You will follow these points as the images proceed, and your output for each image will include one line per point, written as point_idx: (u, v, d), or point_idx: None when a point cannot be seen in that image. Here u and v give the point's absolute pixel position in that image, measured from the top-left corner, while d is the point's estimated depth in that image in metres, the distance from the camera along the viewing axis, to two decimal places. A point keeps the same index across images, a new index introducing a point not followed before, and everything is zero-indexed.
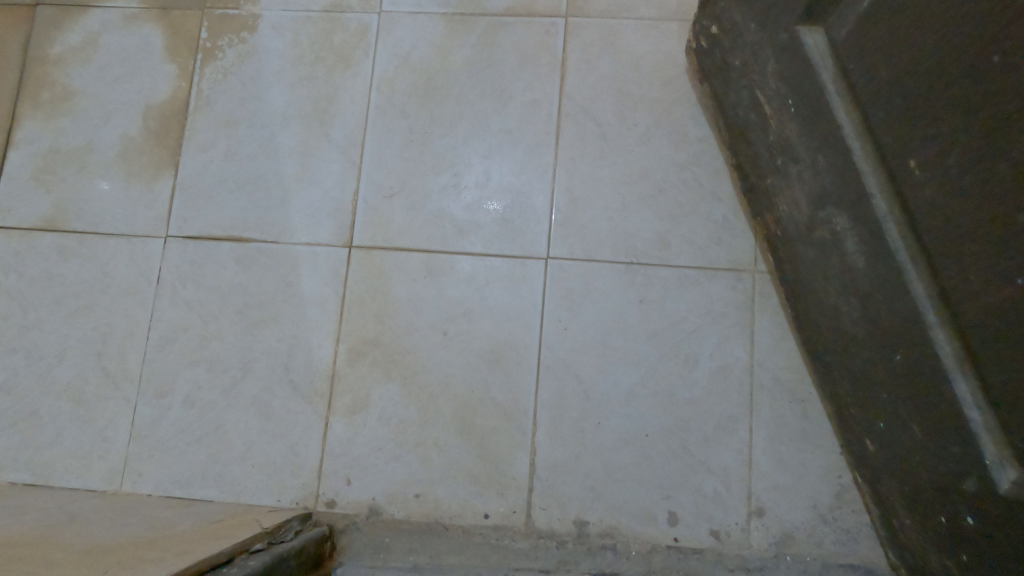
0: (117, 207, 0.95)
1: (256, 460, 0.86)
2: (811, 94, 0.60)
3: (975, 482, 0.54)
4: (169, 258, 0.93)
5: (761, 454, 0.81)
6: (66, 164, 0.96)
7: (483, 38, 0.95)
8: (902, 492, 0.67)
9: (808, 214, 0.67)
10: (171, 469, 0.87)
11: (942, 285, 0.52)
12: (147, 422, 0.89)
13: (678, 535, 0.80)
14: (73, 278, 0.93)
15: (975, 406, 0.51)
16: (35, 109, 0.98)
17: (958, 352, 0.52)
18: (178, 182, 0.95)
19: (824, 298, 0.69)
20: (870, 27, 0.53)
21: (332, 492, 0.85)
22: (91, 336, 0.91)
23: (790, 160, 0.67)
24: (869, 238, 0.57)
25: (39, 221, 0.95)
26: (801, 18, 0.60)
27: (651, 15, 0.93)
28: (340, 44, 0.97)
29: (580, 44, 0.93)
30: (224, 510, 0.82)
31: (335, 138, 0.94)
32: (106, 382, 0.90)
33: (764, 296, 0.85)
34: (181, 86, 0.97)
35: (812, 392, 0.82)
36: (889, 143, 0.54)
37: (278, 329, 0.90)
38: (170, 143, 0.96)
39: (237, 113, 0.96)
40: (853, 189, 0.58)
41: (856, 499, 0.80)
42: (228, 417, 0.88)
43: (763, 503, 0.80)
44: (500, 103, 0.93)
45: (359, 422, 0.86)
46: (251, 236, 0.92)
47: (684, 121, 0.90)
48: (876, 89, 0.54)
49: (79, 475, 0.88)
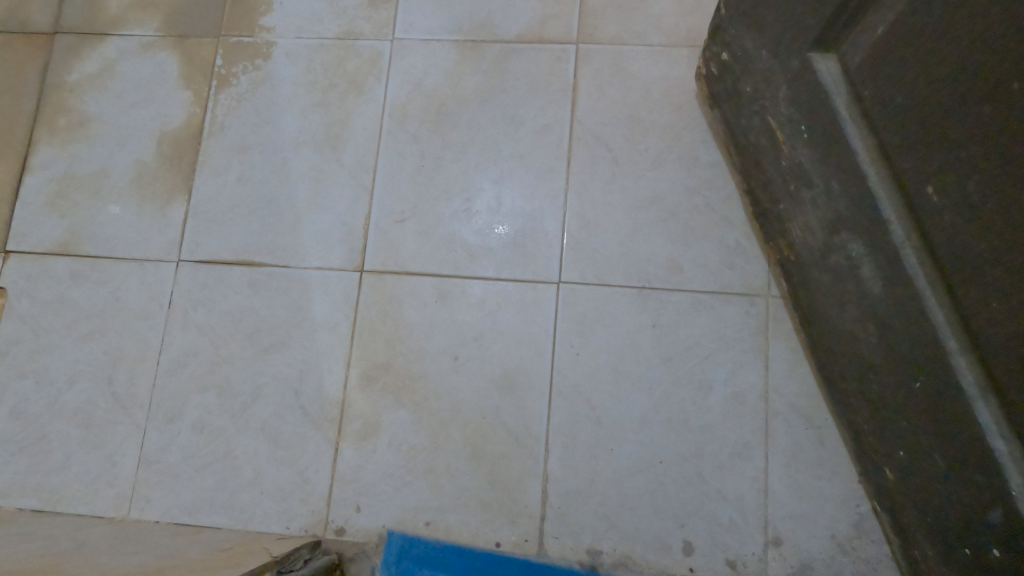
0: (130, 231, 0.95)
1: (266, 487, 0.86)
2: (824, 120, 0.60)
3: (1001, 514, 0.53)
4: (181, 283, 0.93)
5: (777, 482, 0.80)
6: (81, 190, 0.97)
7: (495, 65, 0.96)
8: (925, 523, 0.65)
9: (823, 240, 0.67)
10: (179, 495, 0.86)
11: (962, 312, 0.51)
12: (156, 448, 0.88)
13: (693, 565, 0.79)
14: (86, 303, 0.93)
15: (1000, 436, 0.50)
16: (51, 135, 1.00)
17: (980, 380, 0.51)
18: (191, 207, 0.95)
19: (840, 325, 0.69)
20: (885, 53, 0.53)
21: (341, 519, 0.84)
22: (102, 360, 0.91)
23: (804, 186, 0.67)
24: (886, 264, 0.57)
25: (53, 245, 0.95)
26: (814, 45, 0.60)
27: (661, 41, 0.94)
28: (353, 70, 0.98)
29: (591, 70, 0.94)
30: (232, 537, 0.81)
31: (347, 163, 0.95)
32: (116, 407, 0.90)
33: (777, 321, 0.84)
34: (195, 112, 0.98)
35: (828, 419, 0.81)
36: (904, 169, 0.53)
37: (289, 354, 0.89)
38: (184, 168, 0.97)
39: (250, 139, 0.97)
40: (869, 215, 0.57)
41: (875, 528, 0.78)
42: (238, 442, 0.87)
43: (780, 533, 0.79)
44: (512, 128, 0.93)
45: (368, 448, 0.86)
46: (262, 261, 0.92)
47: (695, 146, 0.90)
48: (891, 115, 0.54)
49: (86, 501, 0.87)
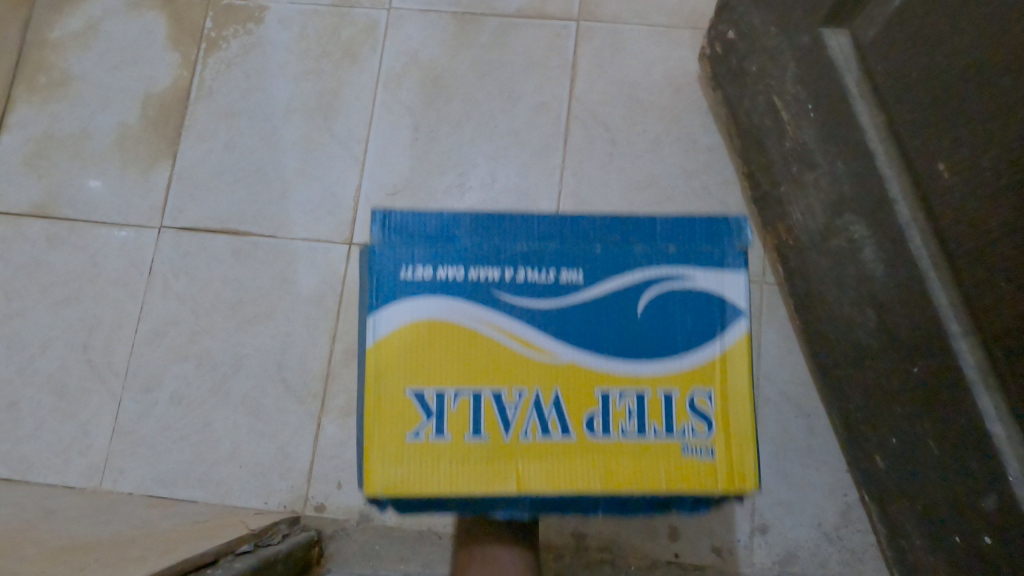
0: (111, 195, 0.92)
1: (244, 461, 0.83)
2: (832, 97, 0.61)
3: (994, 501, 0.52)
4: (163, 251, 0.90)
5: (766, 469, 0.80)
6: (60, 151, 0.94)
7: (493, 38, 0.94)
8: (914, 510, 0.65)
9: (823, 223, 0.66)
10: (154, 467, 0.84)
11: (965, 295, 0.50)
12: (132, 418, 0.85)
13: (679, 551, 0.78)
14: (61, 267, 0.90)
15: (998, 421, 0.50)
16: (30, 93, 0.96)
17: (980, 363, 0.50)
18: (175, 172, 0.92)
19: (837, 309, 0.68)
20: (901, 27, 0.53)
21: (321, 496, 0.82)
22: (77, 326, 0.88)
23: (807, 167, 0.66)
24: (890, 247, 0.56)
25: (29, 207, 0.92)
26: (826, 20, 0.60)
27: (663, 22, 0.93)
28: (347, 38, 0.95)
29: (591, 48, 0.92)
30: (208, 510, 0.79)
31: (339, 132, 0.92)
32: (91, 375, 0.87)
33: (771, 308, 0.84)
34: (183, 75, 0.95)
35: (818, 407, 0.81)
36: (912, 147, 0.53)
37: (272, 326, 0.87)
38: (169, 132, 0.94)
39: (239, 104, 0.94)
40: (874, 194, 0.57)
41: (861, 518, 0.78)
42: (217, 414, 0.85)
43: (766, 520, 0.78)
44: (508, 104, 0.91)
45: (352, 424, 0.84)
46: (248, 230, 0.90)
47: (694, 129, 0.89)
48: (903, 92, 0.53)
49: (57, 471, 0.84)
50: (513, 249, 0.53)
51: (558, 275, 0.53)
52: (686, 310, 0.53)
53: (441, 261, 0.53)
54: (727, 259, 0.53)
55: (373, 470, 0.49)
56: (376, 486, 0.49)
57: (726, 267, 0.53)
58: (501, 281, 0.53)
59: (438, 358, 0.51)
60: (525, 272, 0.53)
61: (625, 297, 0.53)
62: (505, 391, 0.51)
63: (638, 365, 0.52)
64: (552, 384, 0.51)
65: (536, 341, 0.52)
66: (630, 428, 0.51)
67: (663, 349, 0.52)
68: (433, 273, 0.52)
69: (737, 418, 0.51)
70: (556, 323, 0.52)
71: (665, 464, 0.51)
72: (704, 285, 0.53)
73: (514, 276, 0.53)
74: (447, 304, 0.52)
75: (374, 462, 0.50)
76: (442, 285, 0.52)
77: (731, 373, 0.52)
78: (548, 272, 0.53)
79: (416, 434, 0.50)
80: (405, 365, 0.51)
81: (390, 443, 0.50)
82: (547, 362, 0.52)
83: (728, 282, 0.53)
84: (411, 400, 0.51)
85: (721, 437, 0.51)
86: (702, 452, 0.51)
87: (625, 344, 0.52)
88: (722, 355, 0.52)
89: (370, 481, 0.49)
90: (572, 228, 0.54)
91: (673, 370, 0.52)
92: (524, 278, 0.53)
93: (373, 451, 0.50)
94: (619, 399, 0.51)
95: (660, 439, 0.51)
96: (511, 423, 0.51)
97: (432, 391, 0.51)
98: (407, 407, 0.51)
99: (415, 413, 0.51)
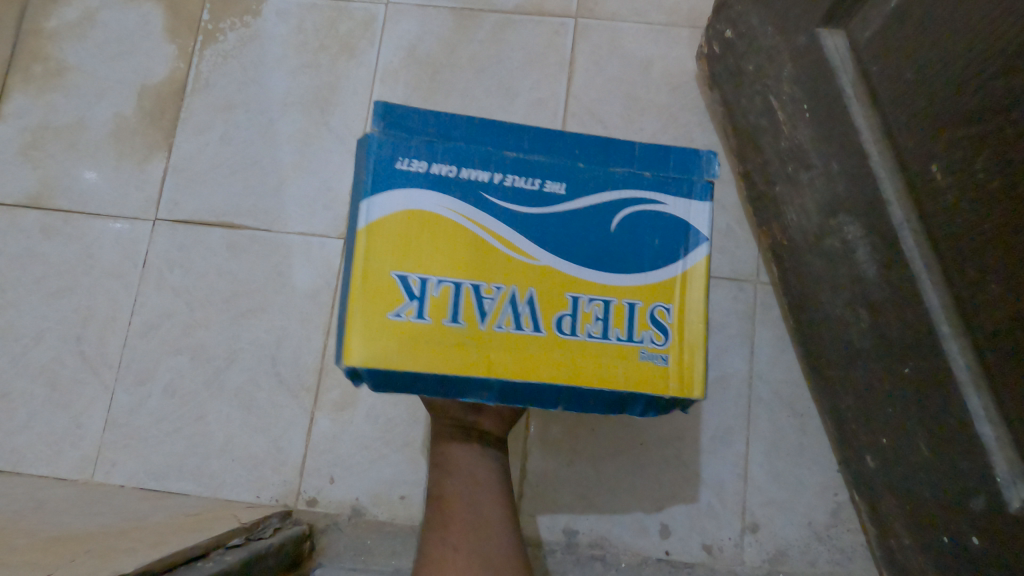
0: (106, 187, 0.92)
1: (237, 454, 0.83)
2: (828, 99, 0.61)
3: (983, 502, 0.53)
4: (158, 243, 0.90)
5: (757, 468, 0.80)
6: (56, 141, 0.93)
7: (491, 34, 0.93)
8: (903, 510, 0.65)
9: (818, 222, 0.66)
10: (147, 460, 0.84)
11: (957, 297, 0.51)
12: (125, 410, 0.85)
13: (670, 548, 0.78)
14: (55, 258, 0.90)
15: (988, 422, 0.50)
16: (26, 83, 0.95)
17: (971, 365, 0.51)
18: (171, 165, 0.92)
19: (830, 309, 0.68)
20: (896, 27, 0.53)
21: (314, 490, 0.82)
22: (70, 318, 0.88)
23: (803, 167, 0.67)
24: (883, 248, 0.57)
25: (24, 197, 0.92)
26: (823, 21, 0.60)
27: (661, 20, 0.93)
28: (345, 33, 0.95)
29: (589, 46, 0.92)
30: (200, 503, 0.79)
31: (335, 127, 0.92)
32: (84, 366, 0.87)
33: (764, 308, 0.84)
34: (180, 67, 0.95)
35: (810, 406, 0.81)
36: (906, 150, 0.53)
37: (266, 320, 0.87)
38: (165, 124, 0.93)
39: (235, 97, 0.94)
40: (869, 195, 0.57)
41: (852, 518, 0.78)
42: (210, 407, 0.85)
43: (757, 519, 0.79)
44: (505, 100, 0.91)
45: (345, 419, 0.84)
46: (243, 223, 0.90)
47: (690, 127, 0.89)
48: (897, 92, 0.54)
49: (49, 463, 0.84)
50: (504, 155, 0.54)
51: (542, 184, 0.54)
52: (654, 230, 0.55)
53: (438, 159, 0.53)
54: (695, 188, 0.56)
55: (353, 343, 0.50)
56: (355, 358, 0.50)
57: (694, 197, 0.56)
58: (491, 184, 0.53)
59: (425, 249, 0.52)
60: (514, 178, 0.54)
61: (600, 211, 0.54)
62: (486, 284, 0.52)
63: (606, 273, 0.54)
64: (529, 283, 0.53)
65: (518, 242, 0.53)
66: (596, 331, 0.53)
67: (631, 262, 0.54)
68: (428, 169, 0.53)
69: (691, 329, 0.54)
70: (537, 228, 0.53)
71: (621, 366, 0.53)
72: (673, 211, 0.55)
73: (504, 180, 0.54)
74: (439, 199, 0.52)
75: (355, 336, 0.50)
76: (436, 181, 0.53)
77: (688, 290, 0.55)
78: (535, 179, 0.54)
79: (397, 314, 0.51)
80: (391, 251, 0.52)
81: (371, 321, 0.51)
82: (527, 265, 0.53)
83: (695, 211, 0.55)
84: (395, 284, 0.51)
85: (675, 346, 0.54)
86: (657, 359, 0.53)
87: (597, 254, 0.54)
88: (681, 275, 0.55)
89: (350, 352, 0.50)
90: (558, 140, 0.55)
91: (637, 282, 0.54)
92: (513, 183, 0.54)
93: (356, 326, 0.50)
94: (588, 302, 0.53)
95: (619, 343, 0.53)
96: (489, 315, 0.52)
97: (417, 277, 0.52)
98: (390, 289, 0.51)
99: (399, 296, 0.51)
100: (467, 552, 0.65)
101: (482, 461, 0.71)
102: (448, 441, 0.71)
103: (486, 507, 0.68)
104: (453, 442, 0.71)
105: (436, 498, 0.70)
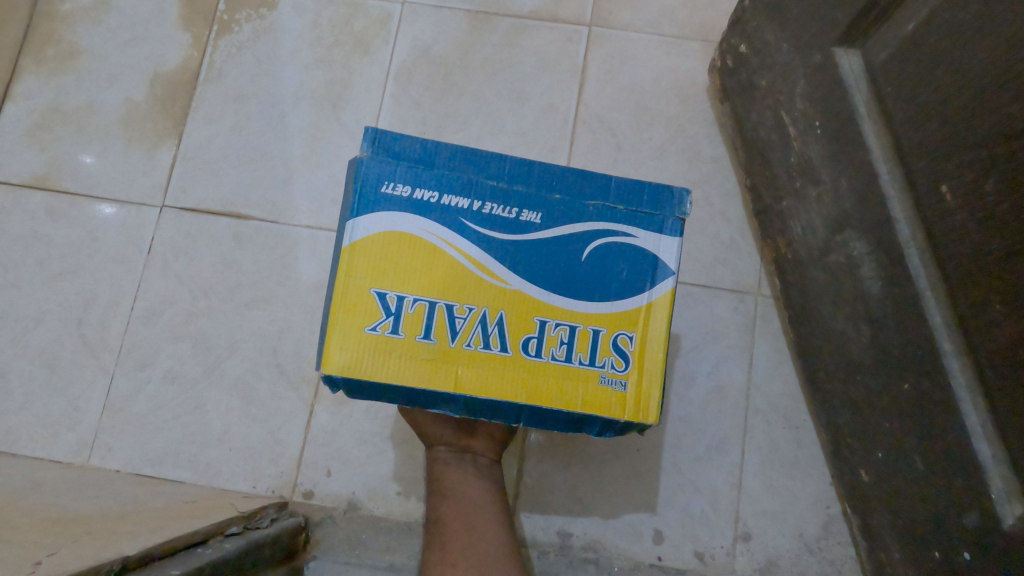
0: (114, 171, 0.92)
1: (235, 444, 0.83)
2: (840, 117, 0.62)
3: (976, 518, 0.54)
4: (164, 229, 0.90)
5: (751, 478, 0.81)
6: (65, 124, 0.93)
7: (505, 38, 0.94)
8: (894, 524, 0.66)
9: (824, 238, 0.68)
10: (143, 446, 0.84)
11: (960, 314, 0.52)
12: (123, 395, 0.85)
13: (662, 554, 0.79)
14: (60, 240, 0.90)
15: (985, 439, 0.51)
16: (37, 65, 0.95)
17: (970, 382, 0.52)
18: (180, 152, 0.92)
19: (831, 324, 0.69)
20: (912, 50, 0.54)
21: (310, 483, 0.82)
22: (73, 301, 0.88)
23: (811, 182, 0.68)
24: (888, 265, 0.58)
25: (30, 178, 0.91)
26: (839, 40, 0.62)
27: (674, 32, 0.94)
28: (360, 29, 0.96)
29: (601, 54, 0.93)
30: (196, 491, 0.79)
31: (346, 122, 0.93)
32: (84, 350, 0.86)
33: (764, 320, 0.85)
34: (193, 56, 0.95)
35: (806, 420, 0.82)
36: (915, 169, 0.55)
37: (270, 311, 0.87)
38: (176, 112, 0.93)
39: (248, 88, 0.94)
40: (876, 213, 0.59)
41: (843, 531, 0.79)
42: (209, 396, 0.85)
43: (749, 528, 0.80)
44: (517, 104, 0.92)
45: (344, 413, 0.84)
46: (250, 214, 0.90)
47: (699, 139, 0.90)
48: (909, 112, 0.55)
49: (44, 445, 0.83)
50: (482, 182, 0.53)
51: (518, 213, 0.53)
52: (622, 262, 0.54)
53: (421, 184, 0.53)
54: (666, 224, 0.54)
55: (331, 350, 0.50)
56: (331, 365, 0.50)
57: (664, 232, 0.54)
58: (471, 210, 0.53)
59: (402, 267, 0.52)
60: (492, 206, 0.53)
61: (573, 241, 0.54)
62: (459, 303, 0.52)
63: (574, 300, 0.53)
64: (499, 305, 0.52)
65: (491, 266, 0.53)
66: (560, 355, 0.53)
67: (598, 291, 0.53)
68: (411, 193, 0.52)
69: (652, 358, 0.53)
70: (510, 254, 0.53)
71: (581, 390, 0.52)
72: (642, 244, 0.54)
73: (483, 207, 0.53)
74: (419, 222, 0.52)
75: (333, 343, 0.50)
76: (417, 206, 0.52)
77: (652, 320, 0.54)
78: (513, 208, 0.53)
79: (373, 327, 0.51)
80: (369, 266, 0.52)
81: (349, 331, 0.51)
82: (498, 288, 0.53)
83: (664, 245, 0.54)
84: (371, 298, 0.51)
85: (634, 374, 0.53)
86: (616, 385, 0.53)
87: (567, 282, 0.53)
88: (647, 306, 0.54)
89: (327, 359, 0.50)
90: (534, 171, 0.54)
91: (602, 311, 0.53)
92: (490, 211, 0.53)
93: (333, 335, 0.50)
94: (554, 327, 0.53)
95: (581, 367, 0.53)
96: (459, 333, 0.52)
97: (394, 292, 0.52)
98: (367, 303, 0.51)
99: (375, 310, 0.51)
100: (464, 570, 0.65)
101: (477, 482, 0.71)
102: (443, 467, 0.72)
103: (481, 527, 0.68)
104: (446, 466, 0.71)
105: (433, 523, 0.70)
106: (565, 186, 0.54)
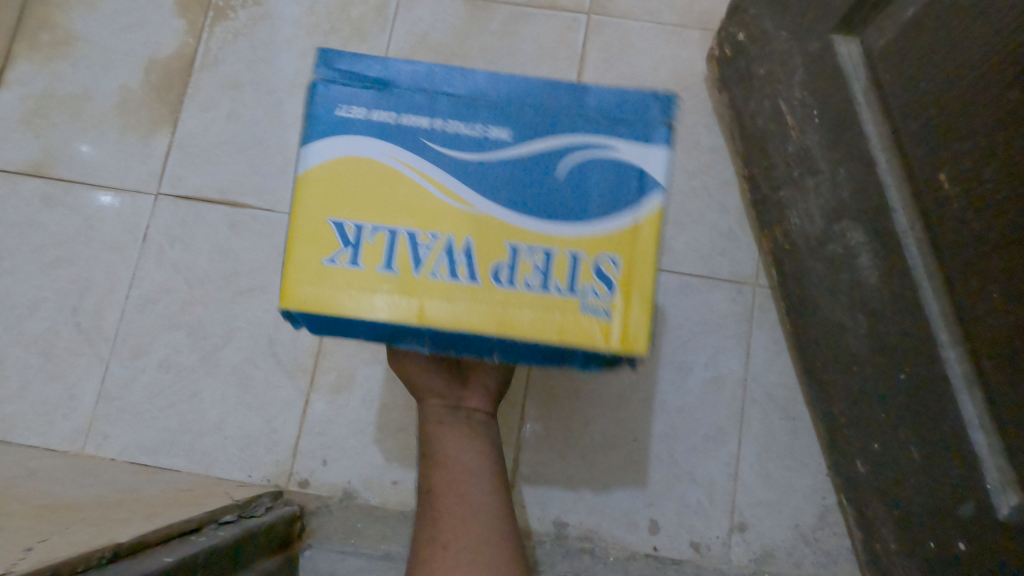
0: (109, 159, 0.91)
1: (231, 433, 0.83)
2: (839, 105, 0.62)
3: (971, 509, 0.54)
4: (160, 217, 0.89)
5: (747, 469, 0.81)
6: (60, 110, 0.92)
7: (504, 26, 0.94)
8: (890, 515, 0.66)
9: (822, 228, 0.67)
10: (139, 434, 0.83)
11: (957, 304, 0.52)
12: (119, 383, 0.85)
13: (658, 544, 0.79)
14: (55, 228, 0.89)
15: (981, 429, 0.51)
16: (32, 51, 0.94)
17: (967, 372, 0.52)
18: (176, 140, 0.92)
19: (828, 315, 0.69)
20: (912, 36, 0.54)
21: (306, 472, 0.82)
22: (68, 289, 0.88)
23: (809, 172, 0.68)
24: (886, 254, 0.58)
25: (25, 165, 0.91)
26: (839, 27, 0.61)
27: (673, 21, 0.94)
28: (357, 16, 0.95)
29: (600, 42, 0.93)
30: (192, 480, 0.79)
31: None
32: (79, 338, 0.86)
33: (762, 311, 0.85)
34: (189, 42, 0.94)
35: (803, 411, 0.82)
36: (914, 157, 0.54)
37: (266, 300, 0.87)
38: (171, 99, 0.93)
39: (244, 75, 0.93)
40: (875, 202, 0.58)
41: (839, 522, 0.79)
42: (205, 384, 0.85)
43: (745, 519, 0.80)
44: None
45: (341, 402, 0.84)
46: (246, 202, 0.90)
47: (697, 129, 0.90)
48: (908, 100, 0.55)
49: (40, 433, 0.83)
50: (442, 98, 0.47)
51: (484, 129, 0.46)
52: (605, 176, 0.46)
53: (380, 105, 0.46)
54: (654, 132, 0.46)
55: (286, 283, 0.44)
56: (288, 301, 0.44)
57: (652, 141, 0.46)
58: (433, 129, 0.46)
59: (358, 191, 0.45)
60: (455, 123, 0.46)
61: (549, 154, 0.46)
62: (420, 228, 0.45)
63: (551, 222, 0.45)
64: (465, 229, 0.45)
65: (455, 186, 0.45)
66: (534, 283, 0.44)
67: (578, 209, 0.45)
68: (369, 115, 0.46)
69: (643, 280, 0.45)
70: (477, 172, 0.46)
71: (562, 321, 0.44)
72: (627, 156, 0.46)
73: (446, 125, 0.46)
74: (376, 142, 0.46)
75: (286, 276, 0.45)
76: (376, 127, 0.46)
77: (645, 242, 0.45)
78: (477, 124, 0.46)
79: (328, 259, 0.45)
80: (322, 191, 0.45)
81: (302, 263, 0.45)
82: (464, 209, 0.45)
83: (651, 158, 0.46)
84: (326, 227, 0.45)
85: (622, 300, 0.45)
86: (601, 313, 0.44)
87: (543, 201, 0.45)
88: (634, 226, 0.45)
89: (282, 293, 0.44)
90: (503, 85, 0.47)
91: (583, 232, 0.45)
92: (455, 129, 0.46)
93: (286, 268, 0.45)
94: (528, 251, 0.45)
95: (560, 295, 0.44)
96: (422, 261, 0.45)
97: (350, 220, 0.45)
98: (321, 233, 0.45)
99: (330, 239, 0.45)
100: (456, 550, 0.68)
101: (471, 447, 0.72)
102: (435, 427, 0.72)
103: (474, 499, 0.70)
104: (441, 426, 0.72)
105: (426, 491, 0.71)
106: (537, 102, 0.47)
